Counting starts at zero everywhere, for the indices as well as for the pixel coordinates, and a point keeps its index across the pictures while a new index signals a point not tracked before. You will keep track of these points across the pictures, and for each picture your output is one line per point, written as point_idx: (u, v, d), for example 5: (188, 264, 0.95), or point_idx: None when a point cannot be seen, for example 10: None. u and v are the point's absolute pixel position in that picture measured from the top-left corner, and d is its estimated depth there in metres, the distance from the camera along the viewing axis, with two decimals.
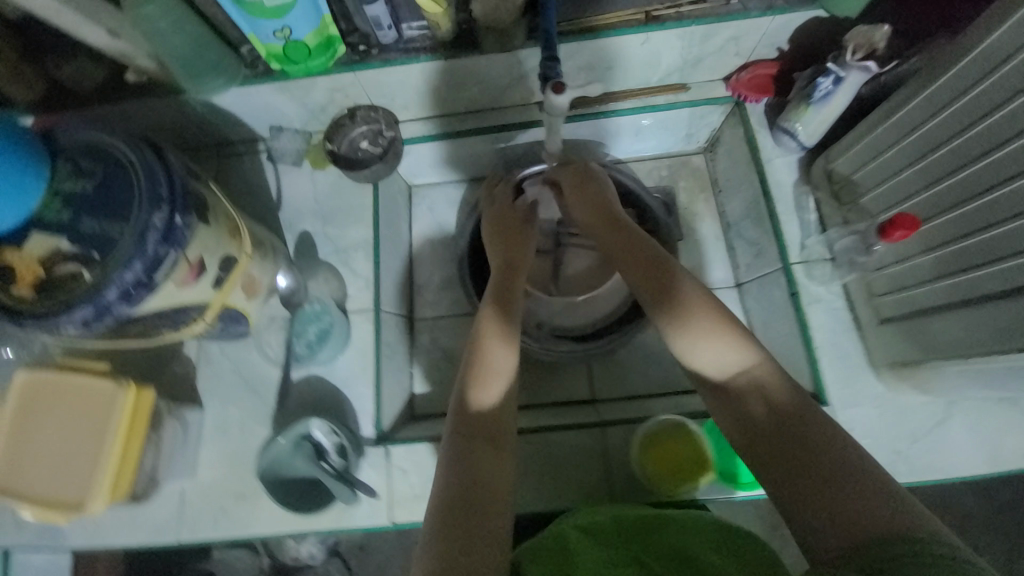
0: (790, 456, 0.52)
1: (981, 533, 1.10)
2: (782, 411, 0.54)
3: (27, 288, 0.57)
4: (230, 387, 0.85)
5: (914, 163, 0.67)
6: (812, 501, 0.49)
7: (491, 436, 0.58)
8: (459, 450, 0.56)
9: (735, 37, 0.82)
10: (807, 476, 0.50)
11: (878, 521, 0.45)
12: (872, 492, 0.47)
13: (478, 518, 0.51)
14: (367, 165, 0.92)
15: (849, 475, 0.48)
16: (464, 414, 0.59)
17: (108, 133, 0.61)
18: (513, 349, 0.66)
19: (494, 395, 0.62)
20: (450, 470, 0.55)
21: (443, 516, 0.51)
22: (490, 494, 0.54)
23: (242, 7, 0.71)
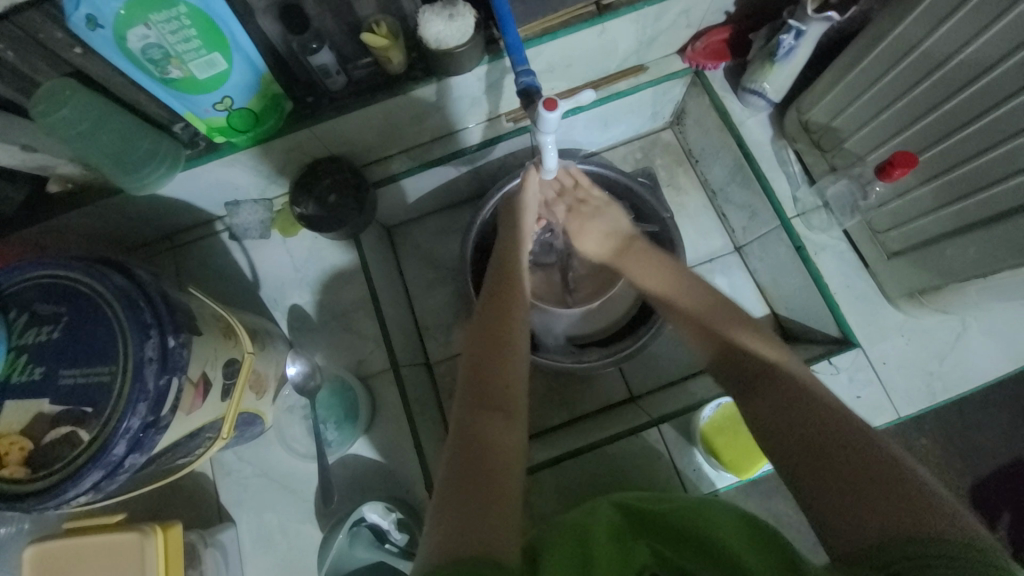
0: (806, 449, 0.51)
1: (983, 413, 1.20)
2: (801, 408, 0.54)
3: (18, 466, 0.48)
4: (262, 491, 0.79)
5: (903, 97, 0.69)
6: (834, 495, 0.48)
7: (500, 406, 0.58)
8: (465, 423, 0.56)
9: (686, 10, 0.79)
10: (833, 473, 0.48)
11: (904, 512, 0.43)
12: (887, 489, 0.45)
13: (473, 491, 0.49)
14: (343, 220, 0.86)
15: (885, 483, 0.46)
16: (475, 386, 0.60)
17: (58, 266, 0.53)
18: (518, 327, 0.66)
19: (511, 372, 0.61)
20: (455, 444, 0.54)
21: (453, 487, 0.49)
22: (498, 463, 0.52)
23: (173, 85, 0.64)
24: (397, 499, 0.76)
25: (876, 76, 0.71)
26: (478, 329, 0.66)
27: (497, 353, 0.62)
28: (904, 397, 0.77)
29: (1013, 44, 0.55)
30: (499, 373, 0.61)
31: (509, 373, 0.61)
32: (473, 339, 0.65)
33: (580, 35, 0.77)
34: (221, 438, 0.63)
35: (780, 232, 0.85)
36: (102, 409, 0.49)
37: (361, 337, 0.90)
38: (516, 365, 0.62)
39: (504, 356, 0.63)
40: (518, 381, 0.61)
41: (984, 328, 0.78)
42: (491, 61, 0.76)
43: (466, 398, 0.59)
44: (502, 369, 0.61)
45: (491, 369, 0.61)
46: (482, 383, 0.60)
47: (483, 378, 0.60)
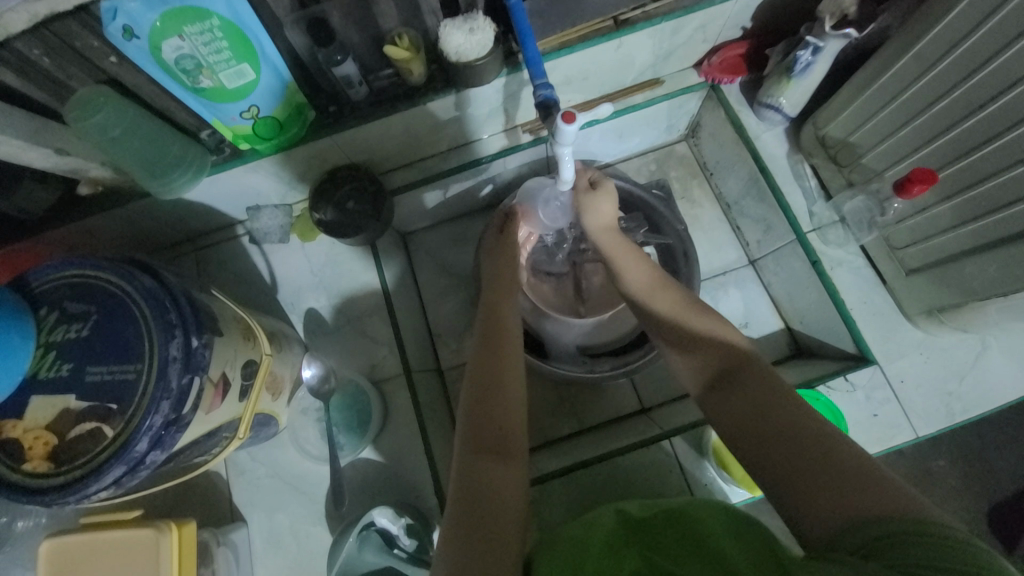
0: (776, 444, 0.51)
1: (1003, 435, 1.17)
2: (769, 403, 0.54)
3: (43, 460, 0.50)
4: (274, 493, 0.80)
5: (921, 114, 0.69)
6: (811, 498, 0.47)
7: (499, 446, 0.59)
8: (465, 466, 0.57)
9: (703, 25, 0.80)
10: (802, 467, 0.48)
11: (872, 501, 0.43)
12: (848, 474, 0.46)
13: (478, 532, 0.51)
14: (361, 226, 0.88)
15: (845, 467, 0.47)
16: (476, 423, 0.60)
17: (89, 266, 0.55)
18: (518, 357, 0.67)
19: (510, 407, 0.62)
20: (458, 488, 0.55)
21: (457, 527, 0.51)
22: (498, 504, 0.54)
23: (204, 94, 0.67)
24: (406, 505, 0.77)
25: (895, 93, 0.71)
26: (477, 363, 0.66)
27: (498, 389, 0.63)
28: (922, 416, 0.76)
29: None
30: (501, 413, 0.61)
31: (510, 408, 0.62)
32: (472, 371, 0.65)
33: (598, 49, 0.78)
34: (237, 439, 0.64)
35: (795, 246, 0.85)
36: (126, 405, 0.50)
37: (375, 342, 0.91)
38: (518, 397, 0.64)
39: (499, 386, 0.63)
40: (517, 415, 0.62)
41: (1005, 347, 0.76)
42: (509, 73, 0.78)
43: (463, 435, 0.60)
44: (504, 406, 0.62)
45: (494, 405, 0.62)
46: (482, 424, 0.60)
47: (485, 416, 0.61)
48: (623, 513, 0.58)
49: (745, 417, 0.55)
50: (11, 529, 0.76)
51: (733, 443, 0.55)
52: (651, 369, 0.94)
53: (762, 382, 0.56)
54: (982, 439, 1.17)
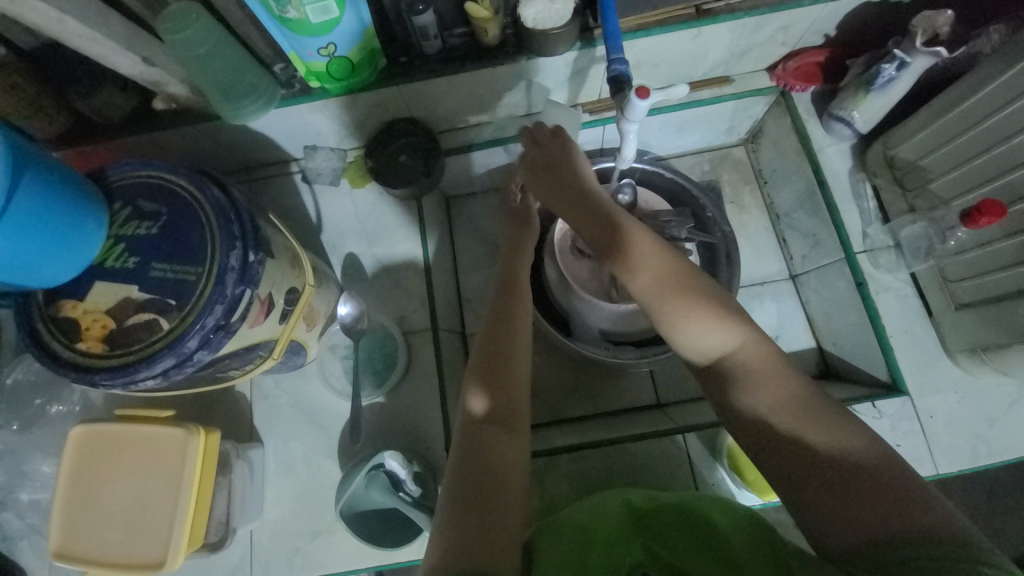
0: (799, 458, 0.53)
1: (1020, 498, 1.13)
2: (791, 412, 0.55)
3: (97, 342, 0.53)
4: (292, 421, 0.83)
5: (997, 147, 0.67)
6: (842, 518, 0.49)
7: (506, 423, 0.61)
8: (470, 439, 0.59)
9: (786, 26, 0.78)
10: (832, 483, 0.51)
11: (903, 525, 0.47)
12: (878, 494, 0.49)
13: (475, 513, 0.53)
14: (410, 180, 0.90)
15: (873, 489, 0.49)
16: (483, 398, 0.62)
17: (164, 170, 0.57)
18: (522, 337, 0.67)
19: (513, 387, 0.63)
20: (463, 462, 0.57)
21: (462, 507, 0.53)
22: (504, 477, 0.56)
23: (289, 25, 0.67)
24: (416, 453, 0.79)
25: (977, 119, 0.69)
26: (484, 338, 0.67)
27: (503, 368, 0.64)
28: (947, 455, 0.75)
29: None
30: (506, 392, 0.63)
31: (516, 381, 0.64)
32: (480, 351, 0.66)
33: (675, 35, 0.77)
34: (271, 358, 0.67)
35: (843, 265, 0.83)
36: (184, 303, 0.53)
37: (407, 295, 0.93)
38: (520, 380, 0.64)
39: (506, 365, 0.64)
40: (522, 393, 0.64)
41: None
42: (581, 48, 0.77)
43: (471, 411, 0.62)
44: (509, 377, 0.64)
45: (497, 387, 0.63)
46: (490, 402, 0.62)
47: (491, 391, 0.62)
48: (629, 503, 0.59)
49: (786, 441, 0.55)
50: (47, 412, 0.80)
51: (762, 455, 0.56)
52: (673, 365, 0.94)
53: (775, 385, 0.57)
54: (998, 497, 1.14)
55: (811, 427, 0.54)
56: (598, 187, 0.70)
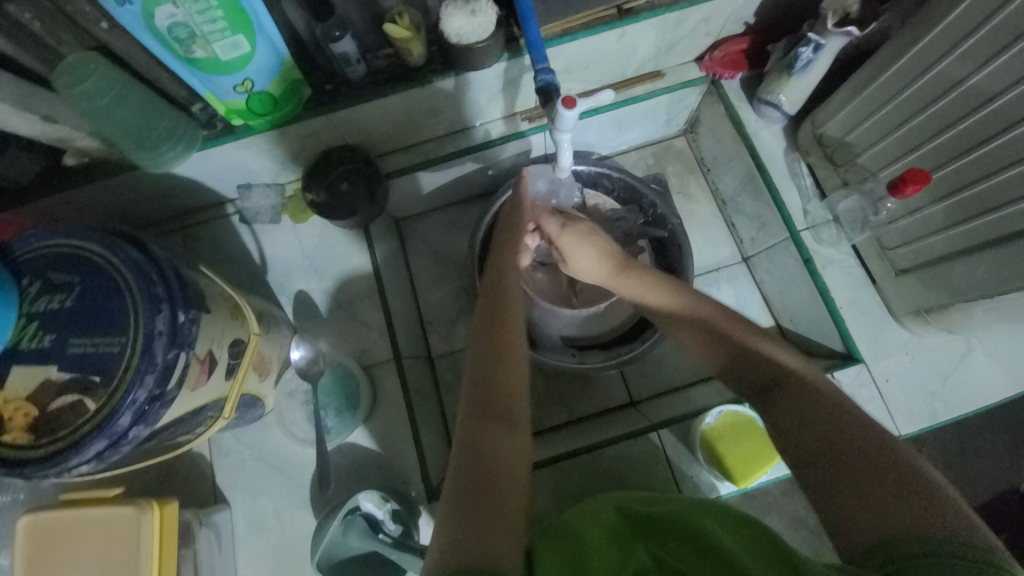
0: (824, 449, 0.50)
1: (983, 437, 1.19)
2: (824, 407, 0.53)
3: (22, 432, 0.49)
4: (259, 475, 0.80)
5: (914, 117, 0.70)
6: (864, 512, 0.46)
7: (507, 420, 0.58)
8: (470, 438, 0.55)
9: (706, 18, 0.80)
10: (852, 476, 0.48)
11: (928, 520, 0.43)
12: (899, 486, 0.45)
13: (480, 509, 0.49)
14: (355, 209, 0.87)
15: (894, 482, 0.46)
16: (481, 398, 0.59)
17: (73, 237, 0.53)
18: (521, 333, 0.66)
19: (513, 385, 0.61)
20: (461, 465, 0.53)
21: (460, 513, 0.49)
22: (502, 480, 0.53)
23: (197, 65, 0.64)
24: (392, 489, 0.77)
25: (892, 93, 0.72)
26: (483, 337, 0.65)
27: (501, 364, 0.62)
28: (906, 415, 0.78)
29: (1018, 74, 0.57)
30: (505, 387, 0.60)
31: (513, 382, 0.61)
32: (480, 346, 0.64)
33: (601, 37, 0.78)
34: (223, 418, 0.63)
35: (789, 244, 0.85)
36: (109, 378, 0.49)
37: (366, 327, 0.90)
38: (518, 378, 0.62)
39: (504, 362, 0.62)
40: (521, 391, 0.61)
41: (988, 349, 0.78)
42: (510, 58, 0.77)
43: (470, 407, 0.59)
44: (508, 381, 0.61)
45: (496, 386, 0.60)
46: (488, 397, 0.59)
47: (490, 394, 0.59)
48: (624, 507, 0.58)
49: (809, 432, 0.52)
50: None
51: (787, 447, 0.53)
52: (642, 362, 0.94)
53: (813, 387, 0.55)
54: (963, 439, 1.20)
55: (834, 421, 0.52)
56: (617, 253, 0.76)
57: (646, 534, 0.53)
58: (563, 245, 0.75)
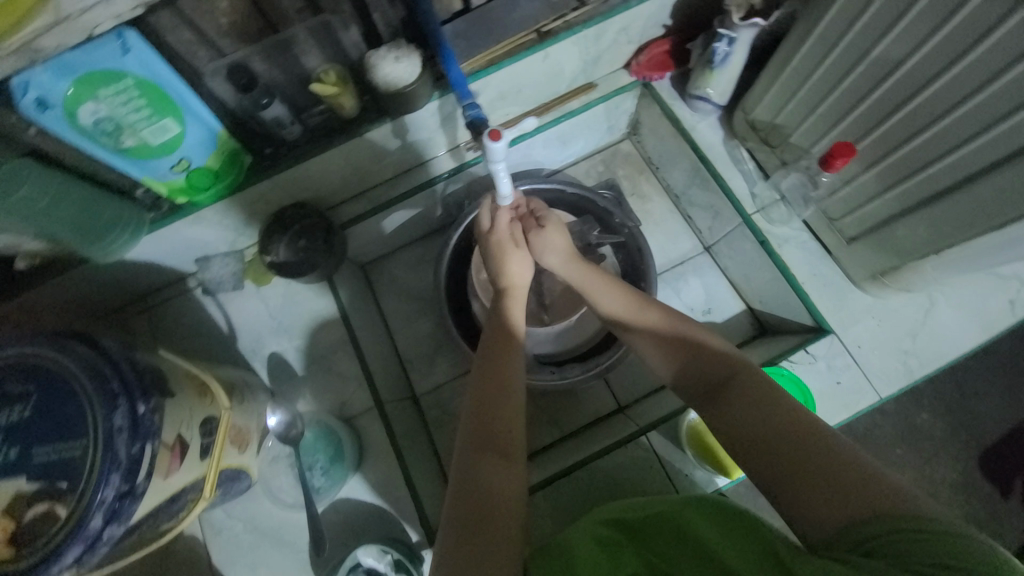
0: (769, 445, 0.52)
1: (975, 381, 1.20)
2: (760, 401, 0.55)
3: (3, 546, 0.47)
4: (255, 548, 0.78)
5: (831, 94, 0.73)
6: (818, 506, 0.47)
7: (501, 450, 0.60)
8: (466, 476, 0.58)
9: (623, 28, 0.82)
10: (802, 471, 0.49)
11: (878, 506, 0.44)
12: (850, 474, 0.47)
13: (477, 538, 0.53)
14: (314, 263, 0.88)
15: (844, 470, 0.47)
16: (474, 433, 0.62)
17: (22, 345, 0.53)
18: (517, 360, 0.68)
19: (511, 411, 0.63)
20: (456, 498, 0.57)
21: (462, 543, 0.52)
22: (498, 510, 0.55)
23: (130, 153, 0.65)
24: (390, 538, 0.76)
25: (809, 73, 0.74)
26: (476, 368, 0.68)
27: (498, 391, 0.64)
28: (884, 378, 0.78)
29: (914, 42, 0.60)
30: (500, 413, 0.63)
31: (510, 410, 0.63)
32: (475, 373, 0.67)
33: (525, 62, 0.80)
34: (204, 499, 0.63)
35: (743, 229, 0.87)
36: (76, 481, 0.49)
37: (344, 378, 0.90)
38: (516, 399, 0.64)
39: (501, 391, 0.64)
40: (518, 417, 0.63)
41: (950, 300, 0.80)
42: (441, 96, 0.78)
43: (466, 441, 0.61)
44: (501, 407, 0.63)
45: (490, 414, 0.63)
46: (482, 427, 0.62)
47: (483, 427, 0.62)
48: (620, 515, 0.56)
49: (758, 430, 0.53)
50: None
51: (736, 450, 0.55)
52: (624, 366, 0.95)
53: (761, 386, 0.57)
54: (957, 386, 1.20)
55: (785, 420, 0.53)
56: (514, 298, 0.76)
57: (643, 540, 0.52)
58: (532, 243, 0.78)
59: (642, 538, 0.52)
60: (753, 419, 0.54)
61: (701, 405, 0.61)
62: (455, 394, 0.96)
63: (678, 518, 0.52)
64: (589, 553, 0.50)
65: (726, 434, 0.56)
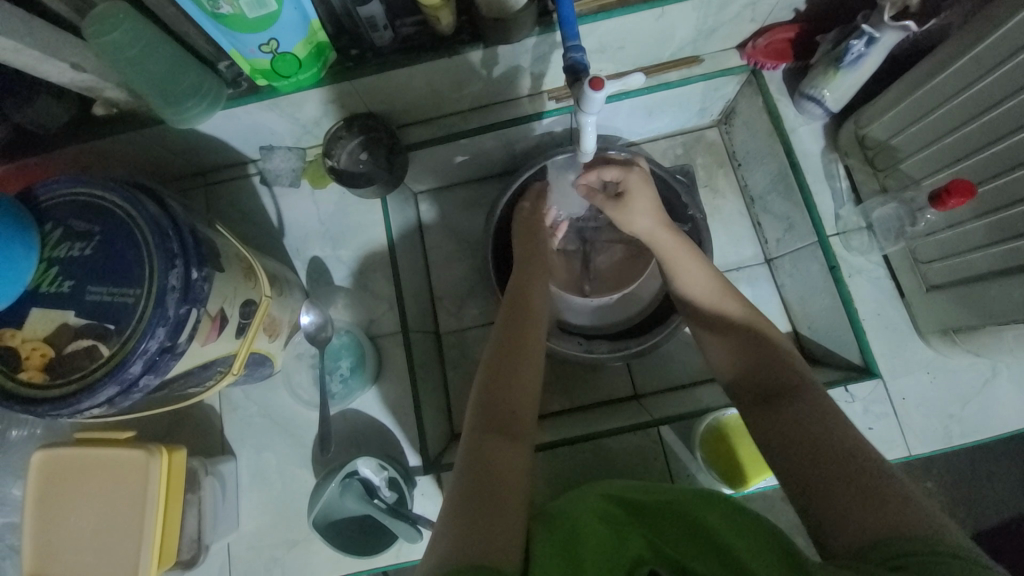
0: (809, 460, 0.51)
1: (1000, 464, 1.15)
2: (809, 418, 0.53)
3: (38, 372, 0.50)
4: (264, 433, 0.83)
5: (962, 126, 0.66)
6: (845, 518, 0.46)
7: (510, 429, 0.56)
8: (474, 450, 0.54)
9: (752, 2, 0.75)
10: (835, 481, 0.48)
11: (904, 523, 0.43)
12: (876, 489, 0.46)
13: (482, 511, 0.48)
14: (372, 180, 0.87)
15: (876, 487, 0.46)
16: (485, 406, 0.58)
17: (93, 185, 0.54)
18: (535, 344, 0.65)
19: (522, 397, 0.59)
20: (463, 471, 0.53)
21: (461, 510, 0.48)
22: (504, 490, 0.51)
23: (223, 21, 0.62)
24: (388, 456, 0.79)
25: (945, 97, 0.67)
26: (494, 347, 0.64)
27: (508, 375, 0.60)
28: (918, 435, 0.75)
29: None
30: (514, 395, 0.59)
31: (521, 391, 0.60)
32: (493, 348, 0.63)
33: (638, 16, 0.74)
34: (231, 374, 0.65)
35: (816, 249, 0.81)
36: (123, 326, 0.51)
37: (375, 297, 0.91)
38: (531, 384, 0.61)
39: (511, 378, 0.60)
40: (530, 401, 0.60)
41: (1015, 375, 0.74)
42: (540, 34, 0.74)
43: (475, 416, 0.58)
44: (518, 382, 0.60)
45: (505, 392, 0.59)
46: (495, 405, 0.58)
47: (497, 398, 0.59)
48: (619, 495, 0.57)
49: (803, 438, 0.52)
50: (5, 437, 0.77)
51: (775, 452, 0.54)
52: (651, 358, 0.93)
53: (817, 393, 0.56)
54: (979, 465, 1.16)
55: (832, 433, 0.52)
56: (537, 294, 0.71)
57: (645, 521, 0.52)
58: (628, 202, 0.75)
59: (645, 523, 0.52)
60: (804, 426, 0.53)
61: (753, 408, 0.59)
62: (477, 340, 0.96)
63: (698, 512, 0.51)
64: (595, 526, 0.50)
65: (772, 439, 0.55)
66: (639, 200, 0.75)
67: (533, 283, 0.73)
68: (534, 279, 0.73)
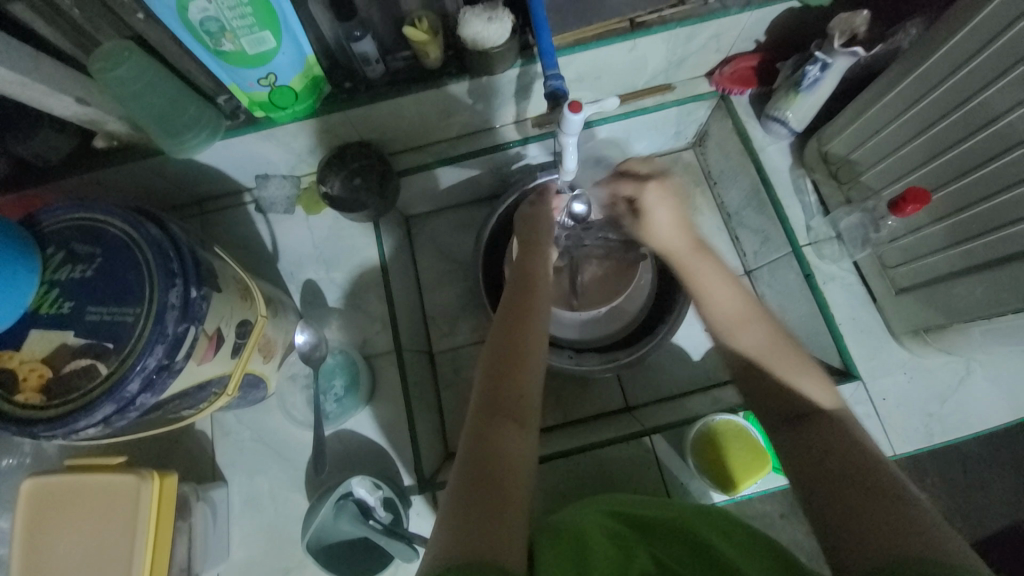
0: (823, 478, 0.50)
1: (989, 469, 1.17)
2: (828, 438, 0.52)
3: (35, 392, 0.51)
4: (258, 457, 0.82)
5: (915, 139, 0.71)
6: (858, 538, 0.44)
7: (517, 417, 0.56)
8: (479, 437, 0.53)
9: (717, 34, 0.81)
10: (851, 501, 0.47)
11: (920, 544, 0.41)
12: (893, 510, 0.45)
13: (485, 504, 0.47)
14: (365, 203, 0.90)
15: (893, 508, 0.45)
16: (490, 394, 0.57)
17: (97, 210, 0.56)
18: (539, 331, 0.64)
19: (526, 384, 0.59)
20: (465, 463, 0.52)
21: (465, 503, 0.48)
22: (507, 479, 0.51)
23: (224, 57, 0.67)
24: (384, 475, 0.79)
25: (896, 114, 0.73)
26: (497, 335, 0.63)
27: (512, 363, 0.59)
28: (901, 434, 0.78)
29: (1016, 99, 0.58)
30: (517, 384, 0.58)
31: (525, 381, 0.59)
32: (496, 335, 0.63)
33: (612, 48, 0.79)
34: (225, 395, 0.66)
35: (791, 258, 0.85)
36: (122, 345, 0.52)
37: (369, 318, 0.93)
38: (534, 371, 0.60)
39: (516, 367, 0.59)
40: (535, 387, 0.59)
41: (988, 373, 0.78)
42: (523, 65, 0.79)
43: (478, 405, 0.57)
44: (521, 371, 0.59)
45: (509, 381, 0.58)
46: (498, 394, 0.57)
47: (501, 388, 0.58)
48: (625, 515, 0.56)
49: (820, 458, 0.51)
50: None
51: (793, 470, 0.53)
52: (641, 370, 0.95)
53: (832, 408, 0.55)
54: (968, 470, 1.17)
55: (849, 454, 0.50)
56: (541, 277, 0.71)
57: (648, 537, 0.53)
58: (651, 203, 0.74)
59: (649, 537, 0.52)
60: (821, 446, 0.52)
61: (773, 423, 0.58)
62: (470, 358, 0.98)
63: (693, 525, 0.53)
64: (601, 550, 0.49)
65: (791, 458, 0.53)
66: (659, 193, 0.73)
67: (535, 270, 0.72)
68: (534, 265, 0.73)
